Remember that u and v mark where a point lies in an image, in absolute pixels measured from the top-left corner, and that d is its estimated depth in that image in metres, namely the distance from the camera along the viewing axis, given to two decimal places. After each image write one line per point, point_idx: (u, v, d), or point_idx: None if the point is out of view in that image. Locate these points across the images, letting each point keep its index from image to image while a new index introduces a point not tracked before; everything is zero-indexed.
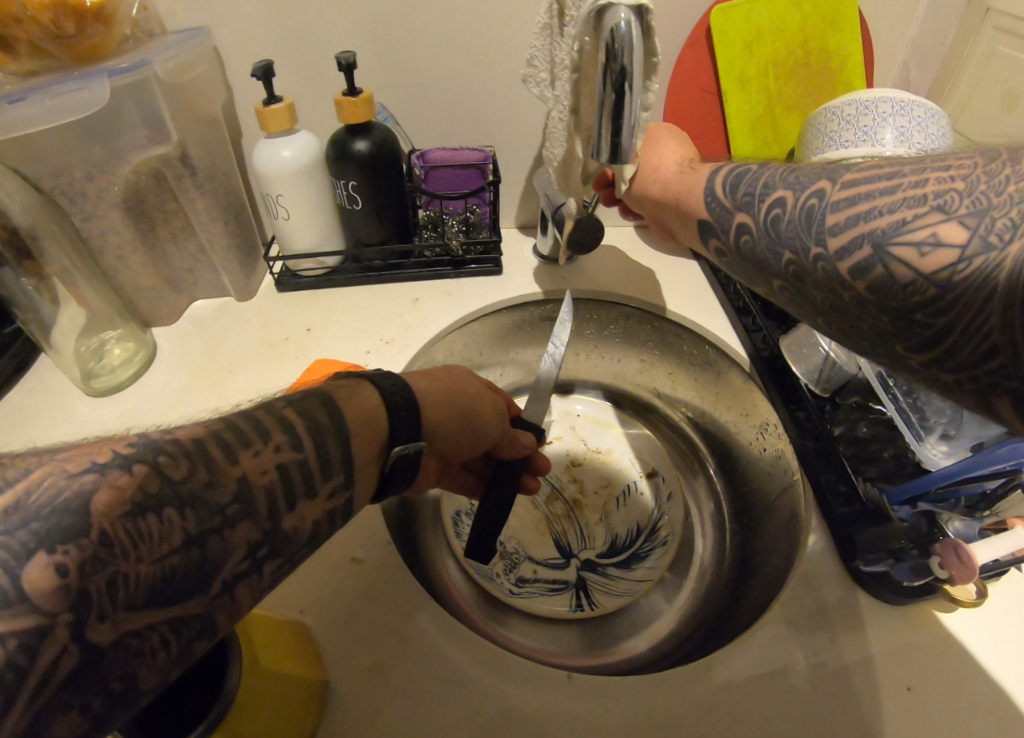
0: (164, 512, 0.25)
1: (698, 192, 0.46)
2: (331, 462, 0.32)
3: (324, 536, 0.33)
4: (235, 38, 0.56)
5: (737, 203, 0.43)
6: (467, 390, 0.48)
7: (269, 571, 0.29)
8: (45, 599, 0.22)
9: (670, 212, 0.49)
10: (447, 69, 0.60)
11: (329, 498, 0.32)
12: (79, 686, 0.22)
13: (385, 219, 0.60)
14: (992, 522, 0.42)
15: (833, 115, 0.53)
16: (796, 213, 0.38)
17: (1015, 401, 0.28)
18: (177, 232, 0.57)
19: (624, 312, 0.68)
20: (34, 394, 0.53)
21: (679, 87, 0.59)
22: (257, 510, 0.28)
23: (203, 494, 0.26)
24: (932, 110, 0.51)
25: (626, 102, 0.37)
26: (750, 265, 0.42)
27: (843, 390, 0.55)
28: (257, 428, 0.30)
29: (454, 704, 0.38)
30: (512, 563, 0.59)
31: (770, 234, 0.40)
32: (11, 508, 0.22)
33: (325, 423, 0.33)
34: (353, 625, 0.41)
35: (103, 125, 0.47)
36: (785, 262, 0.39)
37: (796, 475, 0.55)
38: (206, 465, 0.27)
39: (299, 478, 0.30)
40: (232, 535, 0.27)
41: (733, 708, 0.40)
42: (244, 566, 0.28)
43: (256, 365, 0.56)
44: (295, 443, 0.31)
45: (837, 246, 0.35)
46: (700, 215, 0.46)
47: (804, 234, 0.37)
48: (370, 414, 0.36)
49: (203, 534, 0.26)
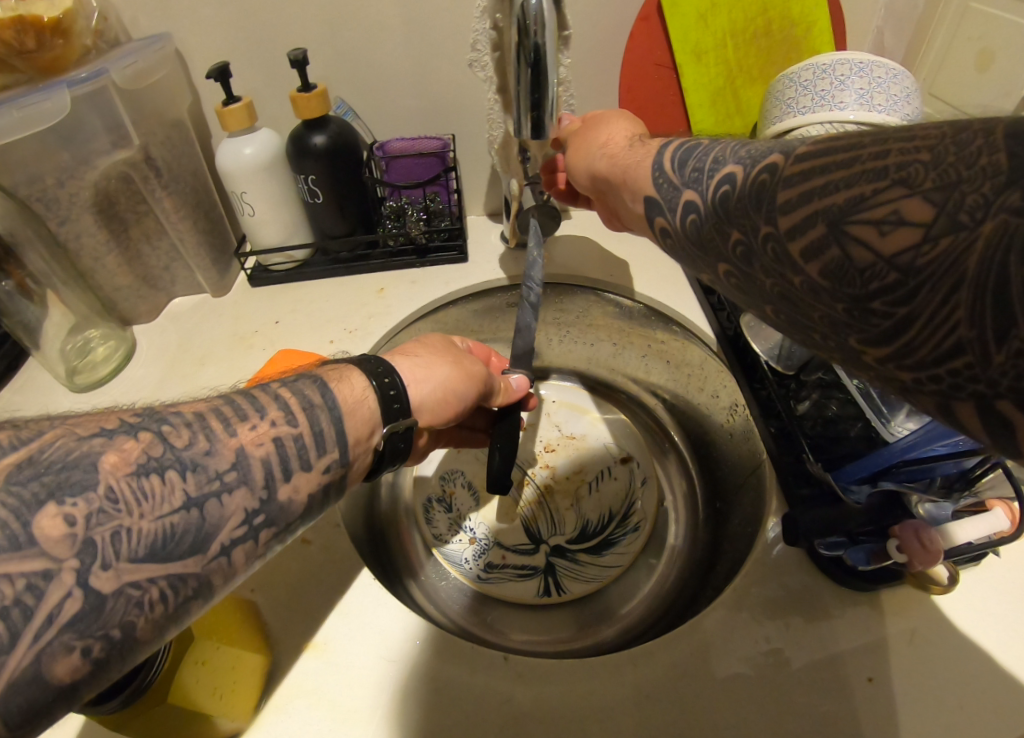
0: (167, 474, 0.29)
1: (647, 170, 0.43)
2: (324, 437, 0.35)
3: (319, 508, 0.36)
4: (197, 42, 0.58)
5: (702, 179, 0.38)
6: (441, 365, 0.46)
7: (264, 538, 0.32)
8: (52, 545, 0.25)
9: (619, 191, 0.47)
10: (401, 63, 0.60)
11: (325, 472, 0.35)
12: (82, 630, 0.25)
13: (347, 213, 0.61)
14: (971, 503, 0.40)
15: (792, 82, 0.53)
16: (743, 186, 0.33)
17: (983, 410, 0.22)
18: (149, 232, 0.60)
19: (592, 294, 0.67)
20: (24, 390, 0.56)
21: (634, 68, 0.59)
22: (253, 479, 0.31)
23: (203, 460, 0.30)
24: (895, 71, 0.51)
25: (540, 76, 0.39)
26: (696, 245, 0.38)
27: (806, 367, 0.53)
28: (255, 406, 0.33)
29: (407, 683, 0.39)
30: (482, 548, 0.59)
31: (718, 212, 0.35)
32: (25, 461, 0.26)
33: (318, 400, 0.36)
34: (303, 609, 0.43)
35: (65, 133, 0.49)
36: (734, 241, 0.34)
37: (762, 457, 0.53)
38: (206, 437, 0.31)
39: (292, 450, 0.33)
40: (230, 501, 0.30)
41: (684, 690, 0.40)
42: (241, 531, 0.31)
43: (226, 356, 0.58)
44: (289, 418, 0.34)
45: (791, 225, 0.29)
46: (648, 192, 0.43)
47: (755, 208, 0.32)
48: (359, 399, 0.38)
49: (201, 498, 0.29)
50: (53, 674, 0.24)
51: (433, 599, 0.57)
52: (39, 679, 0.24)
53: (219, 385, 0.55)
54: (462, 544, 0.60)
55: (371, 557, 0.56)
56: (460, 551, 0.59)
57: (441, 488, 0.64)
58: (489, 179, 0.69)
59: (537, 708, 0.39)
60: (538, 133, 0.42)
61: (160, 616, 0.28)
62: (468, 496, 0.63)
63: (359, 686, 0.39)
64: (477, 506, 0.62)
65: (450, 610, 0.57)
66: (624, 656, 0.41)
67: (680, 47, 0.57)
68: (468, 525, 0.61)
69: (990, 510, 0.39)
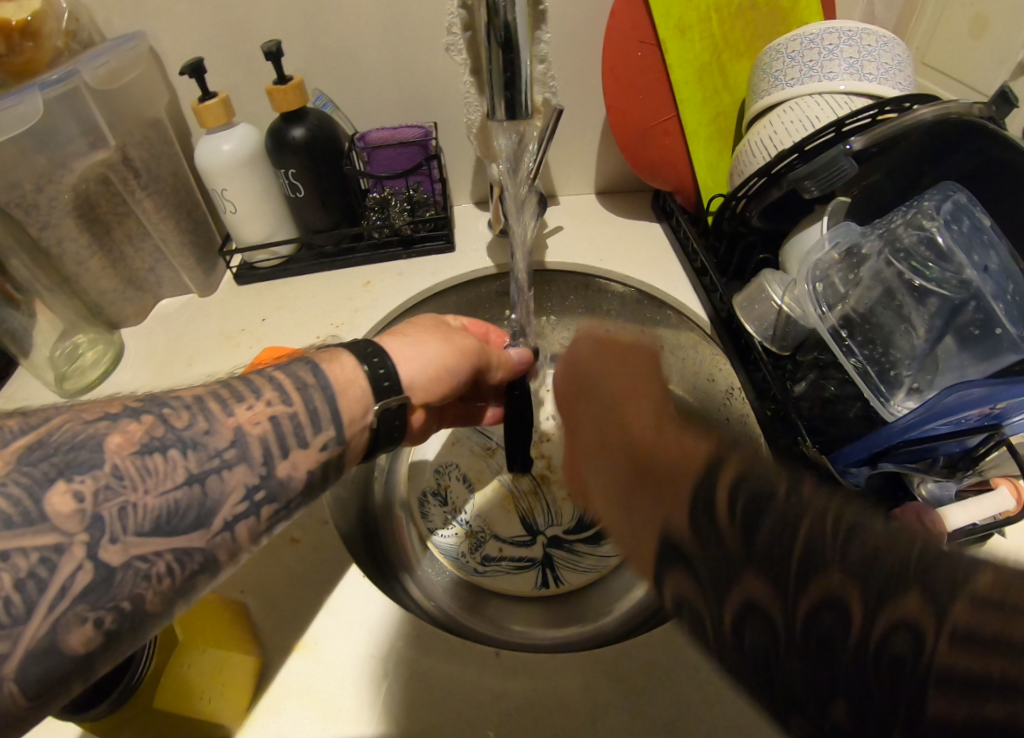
0: (167, 452, 0.28)
1: (679, 513, 0.31)
2: (319, 415, 0.34)
3: (319, 489, 0.35)
4: (172, 39, 0.57)
5: (726, 529, 0.29)
6: (433, 342, 0.44)
7: (266, 515, 0.32)
8: (63, 519, 0.25)
9: (650, 482, 0.34)
10: (379, 52, 0.59)
11: (323, 450, 0.34)
12: (94, 601, 0.25)
13: (330, 206, 0.61)
14: (975, 481, 0.41)
15: (779, 55, 0.52)
16: (864, 547, 0.25)
17: None
18: (133, 233, 0.59)
19: (584, 280, 0.66)
20: (13, 397, 0.56)
21: (615, 47, 0.57)
22: (253, 456, 0.31)
23: (201, 439, 0.30)
24: (885, 38, 0.50)
25: (512, 53, 0.39)
26: (662, 559, 0.31)
27: (803, 347, 0.50)
28: (250, 387, 0.33)
29: (401, 678, 0.39)
30: (478, 542, 0.59)
31: (763, 557, 0.28)
32: (35, 443, 0.26)
33: (311, 381, 0.34)
34: (294, 609, 0.42)
35: (40, 134, 0.48)
36: (775, 555, 0.27)
37: (759, 442, 0.53)
38: (204, 417, 0.30)
39: (289, 428, 0.32)
40: (231, 476, 0.30)
41: (674, 679, 0.39)
42: (243, 506, 0.30)
43: (213, 355, 0.57)
44: (284, 397, 0.33)
45: (905, 650, 0.23)
46: (652, 545, 0.32)
47: (896, 591, 0.24)
48: (349, 378, 0.36)
49: (202, 474, 0.29)
50: (69, 643, 0.24)
51: (430, 596, 0.57)
52: (55, 649, 0.24)
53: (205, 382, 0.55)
54: (459, 539, 0.59)
55: (365, 554, 0.55)
56: (455, 546, 0.59)
57: (436, 482, 0.63)
58: (474, 169, 0.68)
59: (525, 705, 0.38)
60: (512, 112, 0.42)
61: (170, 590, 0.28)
62: (464, 488, 0.62)
63: (351, 684, 0.38)
64: (472, 499, 0.62)
65: (445, 609, 0.56)
66: (629, 650, 0.40)
67: (662, 22, 0.55)
68: (464, 519, 0.60)
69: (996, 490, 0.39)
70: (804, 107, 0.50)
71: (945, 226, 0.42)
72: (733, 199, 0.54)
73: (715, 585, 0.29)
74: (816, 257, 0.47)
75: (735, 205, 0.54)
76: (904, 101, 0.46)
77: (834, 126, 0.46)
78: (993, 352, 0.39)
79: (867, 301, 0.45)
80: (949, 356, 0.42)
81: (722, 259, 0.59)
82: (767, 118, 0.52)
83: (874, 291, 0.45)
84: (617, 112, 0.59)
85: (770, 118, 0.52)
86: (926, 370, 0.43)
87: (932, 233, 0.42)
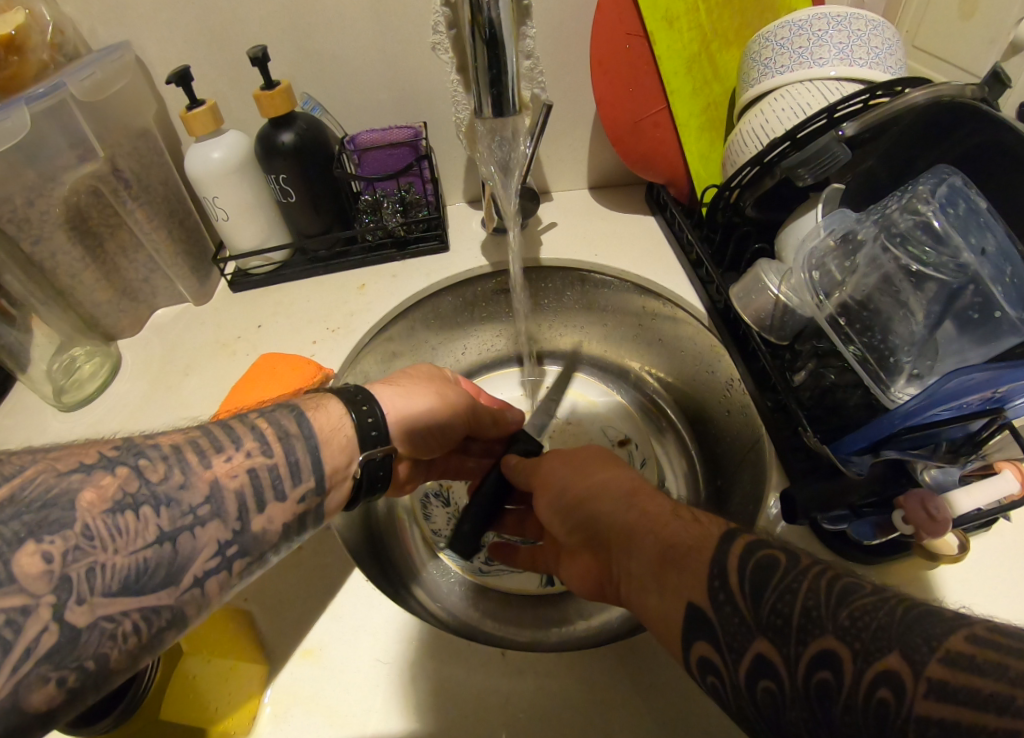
0: (140, 511, 0.29)
1: (701, 589, 0.31)
2: (300, 467, 0.36)
3: (295, 536, 0.37)
4: (157, 47, 0.57)
5: (740, 599, 0.29)
6: (427, 395, 0.47)
7: (236, 568, 0.33)
8: (29, 581, 0.25)
9: (676, 564, 0.33)
10: (366, 54, 0.58)
11: (299, 502, 0.36)
12: (56, 663, 0.25)
13: (323, 210, 0.61)
14: (979, 466, 0.40)
15: (768, 43, 0.51)
16: (853, 612, 0.26)
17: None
18: (126, 245, 0.59)
19: (578, 275, 0.66)
20: (13, 413, 0.56)
21: (604, 40, 0.56)
22: (228, 512, 0.32)
23: (177, 495, 0.31)
24: (874, 23, 0.50)
25: (499, 50, 0.39)
26: (690, 630, 0.31)
27: (802, 336, 0.50)
28: (230, 436, 0.34)
29: (406, 684, 0.39)
30: (481, 542, 0.59)
31: (774, 625, 0.28)
32: (6, 499, 0.26)
33: (294, 430, 0.37)
34: (296, 612, 0.42)
35: (29, 149, 0.48)
36: (781, 619, 0.28)
37: (759, 432, 0.53)
38: (181, 471, 0.32)
39: (267, 482, 0.34)
40: (202, 533, 0.31)
41: (677, 675, 0.39)
42: (213, 561, 0.32)
43: (210, 365, 0.57)
44: (264, 448, 0.35)
45: (887, 697, 0.23)
46: (678, 619, 0.31)
47: (881, 648, 0.24)
48: (334, 427, 0.39)
49: (175, 532, 0.30)
50: (30, 702, 0.25)
51: (435, 598, 0.57)
52: (16, 710, 0.24)
53: (203, 392, 0.55)
54: None
55: (370, 558, 0.55)
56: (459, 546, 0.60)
57: (439, 482, 0.64)
58: (466, 167, 0.68)
59: (530, 709, 0.38)
60: (500, 107, 0.42)
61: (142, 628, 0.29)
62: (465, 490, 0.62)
63: (355, 690, 0.38)
64: None
65: (451, 611, 0.56)
66: (635, 649, 0.40)
67: (650, 14, 0.55)
68: None
69: (1001, 473, 0.38)
70: (794, 94, 0.49)
71: (941, 210, 0.42)
72: (725, 190, 0.53)
73: (732, 651, 0.29)
74: (811, 245, 0.48)
75: (728, 194, 0.53)
76: (896, 84, 0.46)
77: (826, 112, 0.46)
78: (992, 335, 0.39)
79: (864, 288, 0.44)
80: (949, 341, 0.41)
81: (718, 248, 0.58)
82: (758, 107, 0.52)
83: (871, 278, 0.44)
84: (607, 106, 0.59)
85: (762, 106, 0.51)
86: (926, 356, 0.42)
87: (928, 218, 0.42)
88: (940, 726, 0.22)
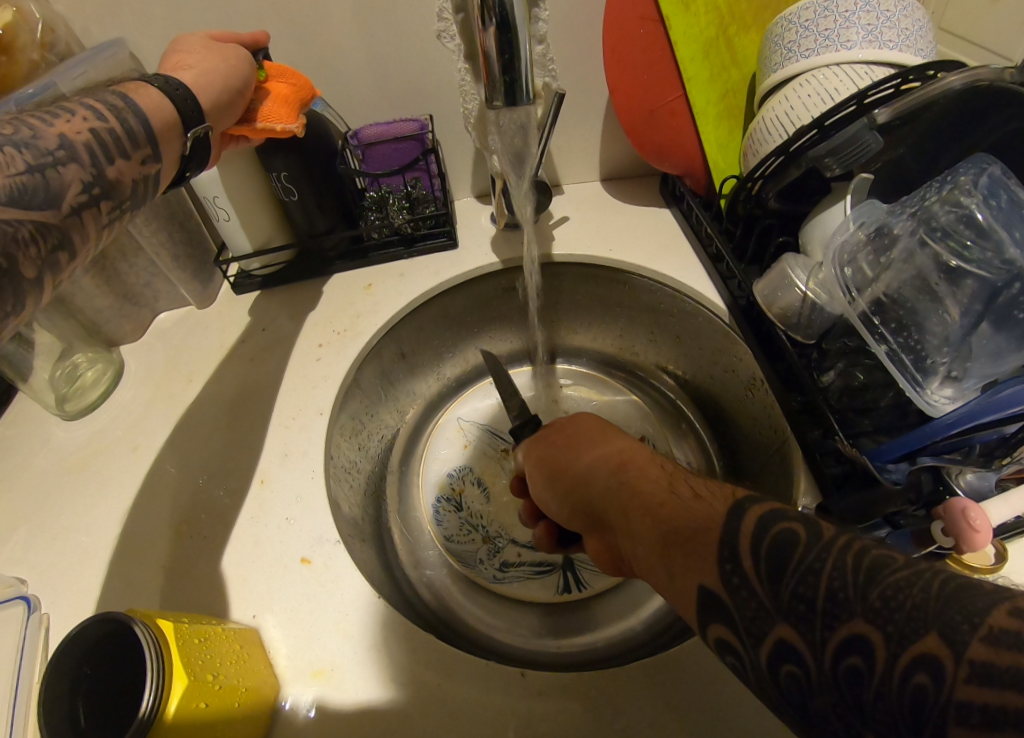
0: (2, 148, 0.31)
1: (709, 568, 0.29)
2: (135, 132, 0.37)
3: (143, 197, 0.40)
4: (152, 43, 0.55)
5: (758, 585, 0.27)
6: (234, 69, 0.45)
7: (106, 210, 0.37)
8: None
9: (682, 543, 0.31)
10: (368, 44, 0.56)
11: (143, 165, 0.38)
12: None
13: (327, 207, 0.58)
14: (1013, 470, 0.39)
15: (791, 24, 0.49)
16: (885, 591, 0.24)
17: None
18: (125, 249, 0.56)
19: (592, 272, 0.64)
20: (16, 423, 0.55)
21: (615, 26, 0.54)
22: (83, 157, 0.34)
23: (31, 140, 0.33)
24: (904, 3, 0.47)
25: (512, 35, 0.37)
26: (702, 612, 0.29)
27: (829, 335, 0.47)
28: (63, 110, 0.35)
29: (433, 690, 0.38)
30: (495, 548, 0.58)
31: (796, 610, 0.26)
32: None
33: (125, 109, 0.37)
34: (312, 628, 0.41)
35: None
36: (804, 603, 0.26)
37: (789, 434, 0.50)
38: (27, 127, 0.33)
39: (109, 141, 0.36)
40: (67, 172, 0.34)
41: (709, 693, 0.37)
42: (84, 199, 0.35)
43: (218, 370, 0.56)
44: (98, 115, 0.36)
45: (925, 682, 0.21)
46: (690, 602, 0.30)
47: (916, 631, 0.22)
48: (154, 106, 0.39)
49: (41, 166, 0.32)
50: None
51: (451, 608, 0.55)
52: None
53: (213, 400, 0.54)
54: (474, 545, 0.59)
55: (386, 567, 0.54)
56: (472, 552, 0.58)
57: (450, 486, 0.63)
58: (474, 161, 0.66)
59: (549, 721, 0.36)
60: (512, 95, 0.40)
61: (33, 278, 0.32)
62: (479, 494, 0.62)
63: (374, 711, 0.38)
64: (489, 505, 0.61)
65: (468, 621, 0.55)
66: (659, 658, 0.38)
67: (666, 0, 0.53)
68: (479, 524, 0.60)
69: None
70: (820, 80, 0.47)
71: (984, 202, 0.39)
72: (748, 181, 0.51)
73: (751, 634, 0.27)
74: (842, 239, 0.44)
75: (750, 187, 0.51)
76: (928, 69, 0.43)
77: (856, 99, 0.43)
78: None
79: (898, 284, 0.42)
80: (984, 342, 0.39)
81: (740, 243, 0.56)
82: (782, 93, 0.49)
83: (906, 274, 0.41)
84: (621, 96, 0.56)
85: (785, 93, 0.49)
86: (962, 356, 0.40)
87: (970, 211, 0.39)
88: (983, 715, 0.20)
